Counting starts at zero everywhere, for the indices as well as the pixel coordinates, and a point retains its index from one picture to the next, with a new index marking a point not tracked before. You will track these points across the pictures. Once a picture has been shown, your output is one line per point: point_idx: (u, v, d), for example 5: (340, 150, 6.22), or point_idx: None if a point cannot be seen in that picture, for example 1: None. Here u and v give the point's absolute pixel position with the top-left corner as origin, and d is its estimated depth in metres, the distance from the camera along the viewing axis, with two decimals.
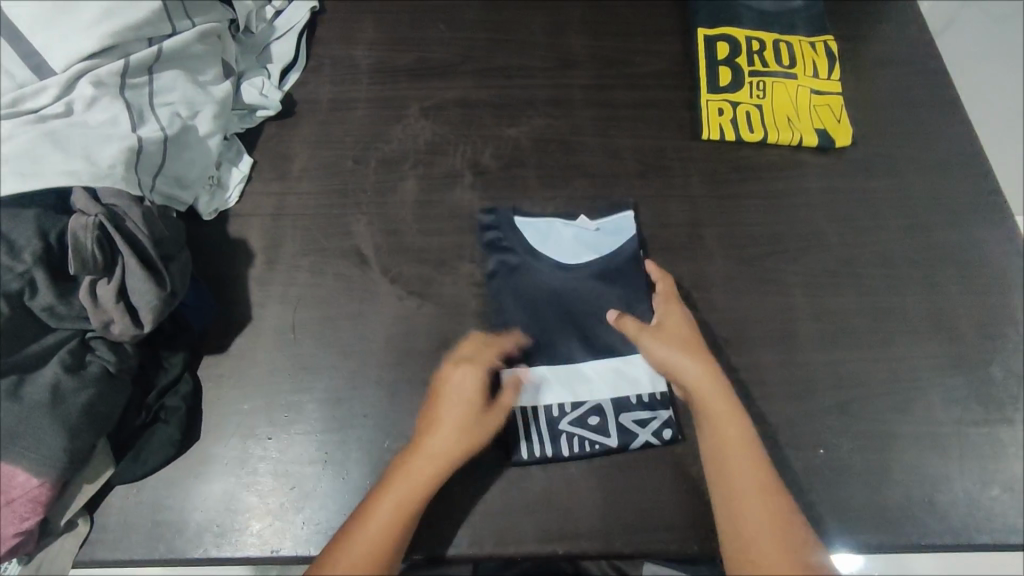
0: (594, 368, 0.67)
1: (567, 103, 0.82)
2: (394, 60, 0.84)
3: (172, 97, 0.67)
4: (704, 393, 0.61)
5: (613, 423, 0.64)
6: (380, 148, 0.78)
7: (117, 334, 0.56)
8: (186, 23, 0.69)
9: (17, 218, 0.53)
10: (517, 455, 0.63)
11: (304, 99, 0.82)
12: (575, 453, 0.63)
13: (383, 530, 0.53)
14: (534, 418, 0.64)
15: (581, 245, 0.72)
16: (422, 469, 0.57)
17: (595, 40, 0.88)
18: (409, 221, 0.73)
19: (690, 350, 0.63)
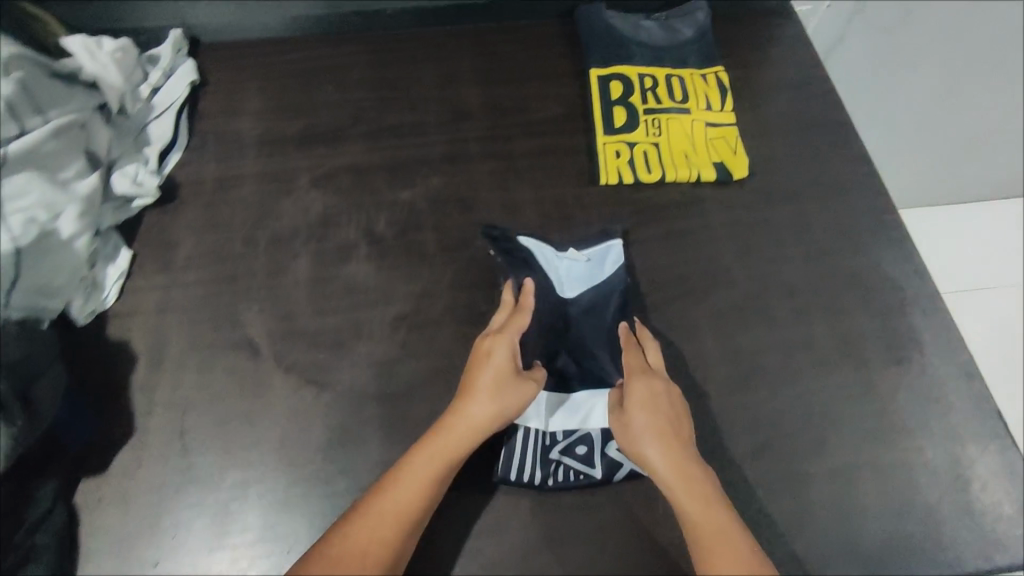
0: (584, 398, 0.68)
1: (464, 159, 0.80)
2: (282, 130, 0.81)
3: (26, 202, 0.62)
4: (671, 475, 0.57)
5: (600, 456, 0.65)
6: (269, 227, 0.75)
7: None
8: (37, 119, 0.65)
9: None
10: (504, 478, 0.63)
11: (186, 181, 0.78)
12: (559, 483, 0.64)
13: (406, 503, 0.55)
14: (521, 443, 0.65)
15: (568, 276, 0.74)
16: (456, 446, 0.58)
17: (490, 89, 0.86)
18: (302, 303, 0.70)
19: (653, 433, 0.59)
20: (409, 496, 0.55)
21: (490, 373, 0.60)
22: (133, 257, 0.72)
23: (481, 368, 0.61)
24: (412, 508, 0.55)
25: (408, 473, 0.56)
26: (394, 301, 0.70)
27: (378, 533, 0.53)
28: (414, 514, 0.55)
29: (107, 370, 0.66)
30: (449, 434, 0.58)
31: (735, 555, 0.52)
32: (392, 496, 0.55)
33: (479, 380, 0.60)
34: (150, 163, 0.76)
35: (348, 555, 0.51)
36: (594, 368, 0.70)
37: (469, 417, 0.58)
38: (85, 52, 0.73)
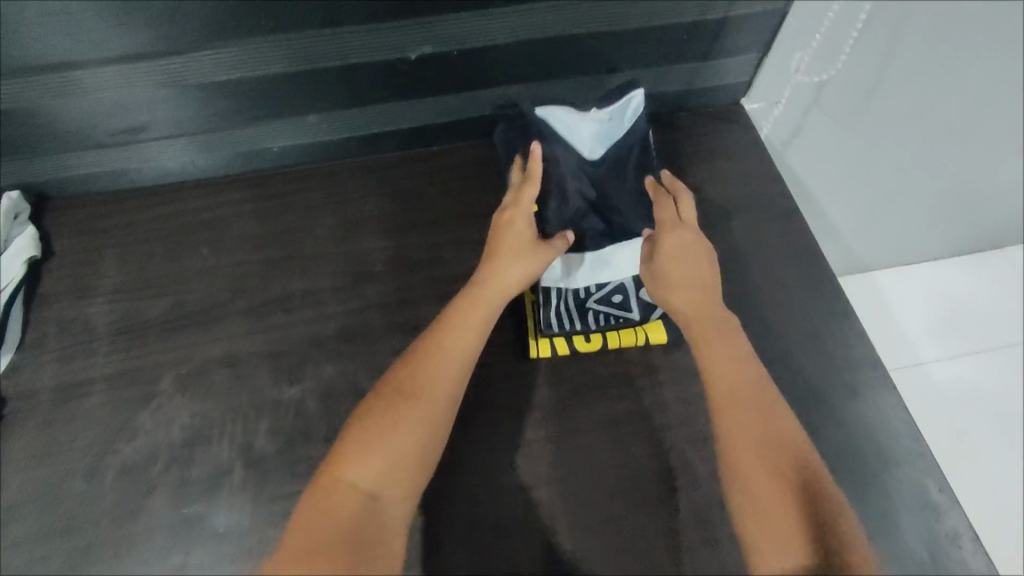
0: (613, 249, 0.69)
1: (366, 336, 0.67)
2: (144, 313, 0.67)
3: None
4: (703, 339, 0.58)
5: (635, 299, 0.68)
6: (122, 450, 0.61)
7: None
8: None
9: None
10: (545, 327, 0.67)
11: (19, 391, 0.63)
12: (599, 327, 0.68)
13: (432, 376, 0.54)
14: (562, 299, 0.67)
15: (592, 138, 0.71)
16: (482, 308, 0.59)
17: (398, 238, 0.73)
18: (160, 558, 0.56)
19: (680, 284, 0.60)
20: (435, 385, 0.54)
21: (509, 238, 0.62)
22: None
23: (501, 237, 0.63)
24: (440, 402, 0.54)
25: (437, 338, 0.57)
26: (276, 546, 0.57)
27: (409, 409, 0.52)
28: (441, 401, 0.54)
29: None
30: (478, 295, 0.59)
31: (761, 441, 0.52)
32: (418, 376, 0.54)
33: (502, 244, 0.62)
34: None
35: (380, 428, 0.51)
36: (623, 222, 0.70)
37: (497, 285, 0.60)
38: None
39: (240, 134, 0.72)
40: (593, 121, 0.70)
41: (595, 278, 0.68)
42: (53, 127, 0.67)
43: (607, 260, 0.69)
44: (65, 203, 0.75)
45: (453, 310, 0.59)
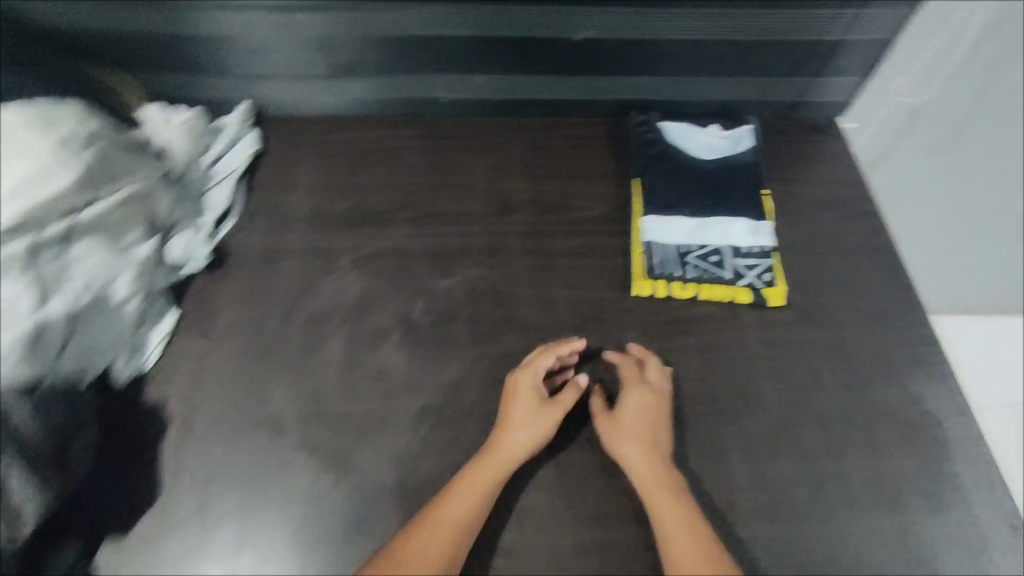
0: (711, 221, 0.83)
1: (504, 253, 0.82)
2: (331, 209, 0.85)
3: (89, 264, 0.67)
4: (647, 490, 0.64)
5: (729, 262, 0.80)
6: (308, 303, 0.76)
7: None
8: (106, 189, 0.69)
9: None
10: (650, 270, 0.80)
11: (236, 248, 0.81)
12: (696, 277, 0.79)
13: (442, 539, 0.59)
14: (665, 251, 0.81)
15: (706, 146, 0.90)
16: (497, 472, 0.63)
17: (535, 184, 0.88)
18: (331, 383, 0.71)
19: (639, 440, 0.66)
20: (444, 533, 0.60)
21: (525, 405, 0.67)
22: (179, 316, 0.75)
23: (519, 399, 0.67)
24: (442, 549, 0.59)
25: (458, 491, 0.62)
26: (422, 393, 0.70)
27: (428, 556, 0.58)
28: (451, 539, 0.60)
29: (141, 437, 0.68)
30: (496, 452, 0.65)
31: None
32: (435, 529, 0.60)
33: (517, 412, 0.67)
34: (204, 230, 0.80)
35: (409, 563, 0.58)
36: (725, 203, 0.85)
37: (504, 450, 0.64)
38: (157, 124, 0.83)
39: (406, 79, 0.89)
40: (707, 133, 0.91)
41: (695, 240, 0.82)
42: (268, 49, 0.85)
43: (706, 226, 0.83)
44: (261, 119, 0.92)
45: (467, 473, 0.63)
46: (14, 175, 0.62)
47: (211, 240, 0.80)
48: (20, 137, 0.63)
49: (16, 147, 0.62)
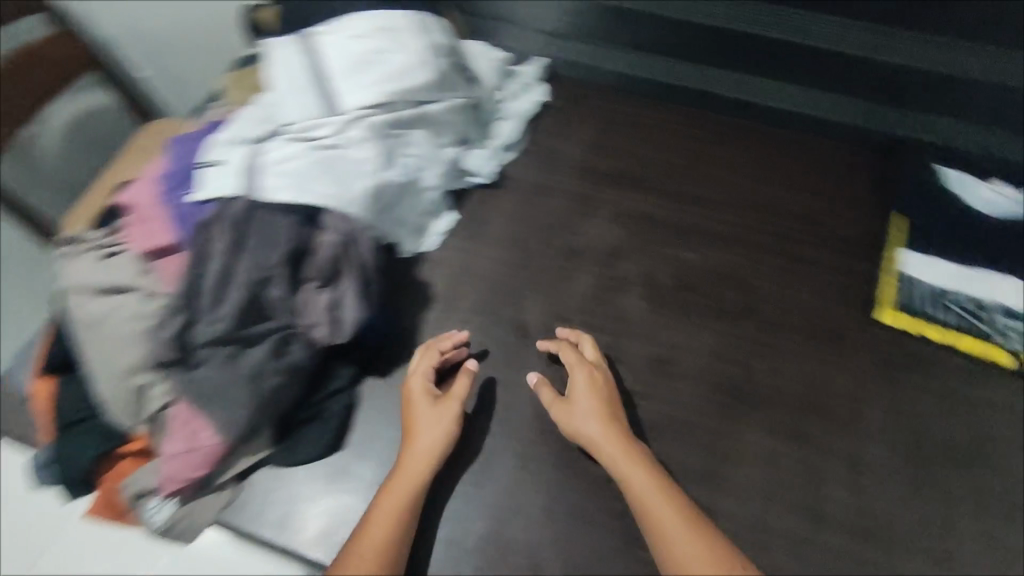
0: (978, 274, 0.79)
1: (752, 245, 0.84)
2: (598, 165, 0.92)
3: (417, 152, 0.76)
4: (627, 481, 0.61)
5: (992, 318, 0.76)
6: (567, 238, 0.84)
7: (317, 337, 0.62)
8: (447, 92, 0.78)
9: (279, 217, 0.61)
10: (898, 301, 0.78)
11: (513, 176, 0.90)
12: (949, 322, 0.76)
13: (388, 519, 0.58)
14: (919, 289, 0.79)
15: (987, 200, 0.84)
16: (416, 467, 0.61)
17: (796, 193, 0.89)
18: (576, 310, 0.77)
19: (594, 417, 0.64)
20: (390, 516, 0.58)
21: (420, 407, 0.65)
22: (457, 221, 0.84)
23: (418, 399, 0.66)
24: (398, 533, 0.58)
25: (393, 484, 0.60)
26: (654, 343, 0.76)
27: (377, 541, 0.57)
28: (404, 524, 0.58)
29: (408, 303, 0.77)
30: (414, 451, 0.62)
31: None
32: (379, 516, 0.58)
33: (425, 418, 0.64)
34: (491, 152, 0.90)
35: (360, 554, 0.56)
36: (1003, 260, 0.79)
37: (419, 449, 0.62)
38: (475, 55, 0.92)
39: (700, 70, 0.97)
40: (991, 188, 0.85)
41: (959, 288, 0.78)
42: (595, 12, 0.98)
43: (971, 278, 0.79)
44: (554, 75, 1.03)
45: (400, 467, 0.61)
46: (395, 61, 0.73)
47: (495, 163, 0.89)
48: (405, 35, 0.74)
49: (402, 40, 0.74)
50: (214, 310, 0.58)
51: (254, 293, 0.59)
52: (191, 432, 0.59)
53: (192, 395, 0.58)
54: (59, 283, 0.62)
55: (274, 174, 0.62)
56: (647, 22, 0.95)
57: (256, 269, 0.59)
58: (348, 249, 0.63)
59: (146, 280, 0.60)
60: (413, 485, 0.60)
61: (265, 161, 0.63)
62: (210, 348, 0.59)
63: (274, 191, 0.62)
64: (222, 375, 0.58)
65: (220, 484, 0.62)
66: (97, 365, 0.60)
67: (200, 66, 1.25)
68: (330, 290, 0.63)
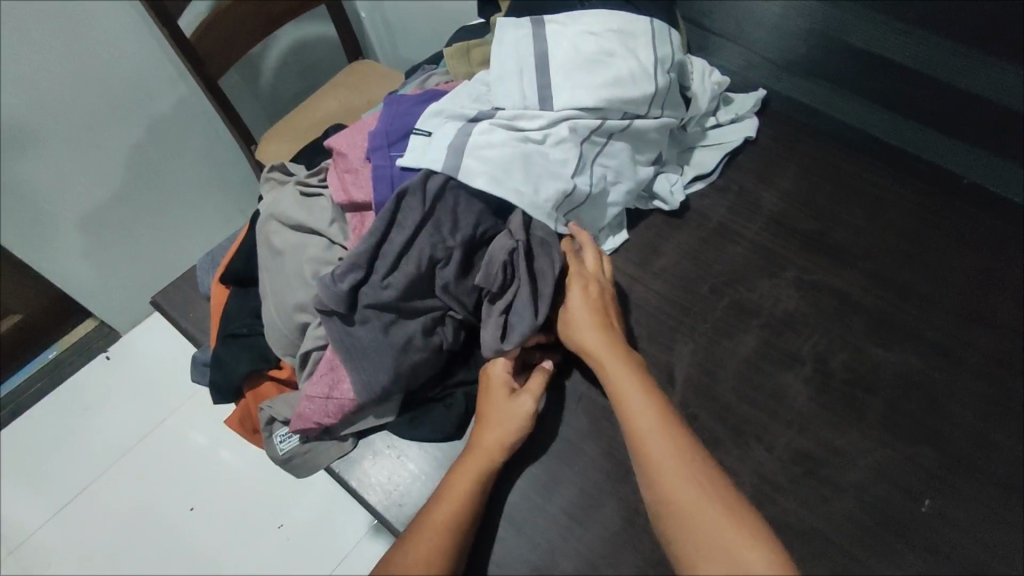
0: None
1: (955, 361, 0.72)
2: (794, 221, 0.83)
3: (612, 163, 0.72)
4: (633, 418, 0.59)
5: None
6: (740, 291, 0.77)
7: (487, 341, 0.62)
8: (658, 111, 0.74)
9: (470, 202, 0.62)
10: None
11: (697, 210, 0.84)
12: None
13: (452, 510, 0.57)
14: None
15: None
16: (488, 454, 0.60)
17: (1021, 311, 0.75)
18: (729, 373, 0.71)
19: (581, 325, 0.64)
20: (458, 490, 0.58)
21: (497, 396, 0.63)
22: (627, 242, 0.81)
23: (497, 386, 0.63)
24: (466, 509, 0.57)
25: (465, 467, 0.59)
26: (809, 437, 0.67)
27: (442, 515, 0.56)
28: (468, 502, 0.57)
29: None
30: (484, 433, 0.61)
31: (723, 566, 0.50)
32: (445, 490, 0.58)
33: (502, 407, 0.62)
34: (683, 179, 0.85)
35: (426, 529, 0.55)
36: None
37: (489, 441, 0.60)
38: (697, 73, 0.86)
39: (936, 140, 0.84)
40: None
41: None
42: (845, 55, 0.86)
43: None
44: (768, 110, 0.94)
45: (473, 448, 0.60)
46: (618, 67, 0.69)
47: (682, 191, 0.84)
48: (635, 46, 0.71)
49: (630, 49, 0.70)
50: (385, 278, 0.59)
51: (426, 271, 0.60)
52: (333, 379, 0.61)
53: (344, 348, 0.60)
54: (262, 209, 0.66)
55: (479, 159, 0.62)
56: (907, 76, 0.82)
57: (434, 248, 0.60)
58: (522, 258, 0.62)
59: (336, 229, 0.63)
60: (476, 475, 0.59)
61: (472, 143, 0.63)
62: (372, 311, 0.59)
63: (474, 175, 0.61)
64: (375, 339, 0.59)
65: (342, 435, 0.65)
66: (271, 293, 0.63)
67: (411, 21, 1.28)
68: (504, 298, 0.63)
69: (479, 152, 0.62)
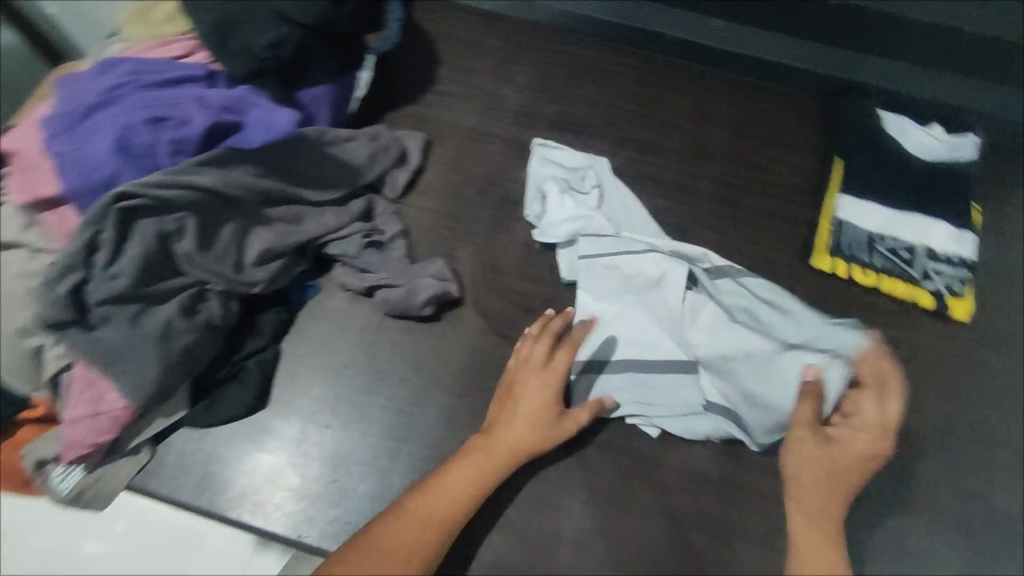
0: (914, 219, 0.79)
1: (692, 193, 0.82)
2: (539, 109, 0.87)
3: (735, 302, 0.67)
4: (798, 466, 0.59)
5: (920, 262, 0.77)
6: (503, 185, 0.81)
7: (249, 277, 0.61)
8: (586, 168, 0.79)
9: (221, 172, 0.60)
10: (835, 246, 0.78)
11: (446, 121, 0.85)
12: (882, 267, 0.77)
13: (438, 521, 0.56)
14: (855, 230, 0.79)
15: (923, 146, 0.84)
16: (500, 457, 0.59)
17: (734, 134, 0.87)
18: (510, 260, 0.75)
19: (830, 458, 0.59)
20: (464, 489, 0.58)
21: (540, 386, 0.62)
22: (415, 169, 0.79)
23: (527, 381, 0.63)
24: (466, 497, 0.57)
25: (467, 465, 0.59)
26: None
27: (421, 526, 0.56)
28: (472, 489, 0.58)
29: (377, 253, 0.71)
30: (503, 436, 0.60)
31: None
32: (444, 483, 0.58)
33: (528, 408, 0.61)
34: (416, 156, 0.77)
35: (399, 535, 0.55)
36: (937, 203, 0.80)
37: (503, 443, 0.60)
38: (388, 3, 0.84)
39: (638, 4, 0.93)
40: (927, 133, 0.84)
41: (893, 232, 0.79)
42: None
43: (914, 215, 0.79)
44: (492, 8, 0.95)
45: (481, 452, 0.59)
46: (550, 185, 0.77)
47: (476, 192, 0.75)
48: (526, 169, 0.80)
49: (548, 166, 0.79)
50: (110, 266, 0.54)
51: (157, 248, 0.56)
52: (92, 394, 0.55)
53: (95, 357, 0.55)
54: None
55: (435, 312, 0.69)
56: None
57: (161, 221, 0.56)
58: (321, 243, 0.69)
59: (34, 235, 0.56)
60: (467, 483, 0.58)
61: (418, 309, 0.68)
62: (109, 307, 0.55)
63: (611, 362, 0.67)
64: (125, 336, 0.55)
65: (133, 448, 0.60)
66: None
67: None
68: (380, 276, 0.69)
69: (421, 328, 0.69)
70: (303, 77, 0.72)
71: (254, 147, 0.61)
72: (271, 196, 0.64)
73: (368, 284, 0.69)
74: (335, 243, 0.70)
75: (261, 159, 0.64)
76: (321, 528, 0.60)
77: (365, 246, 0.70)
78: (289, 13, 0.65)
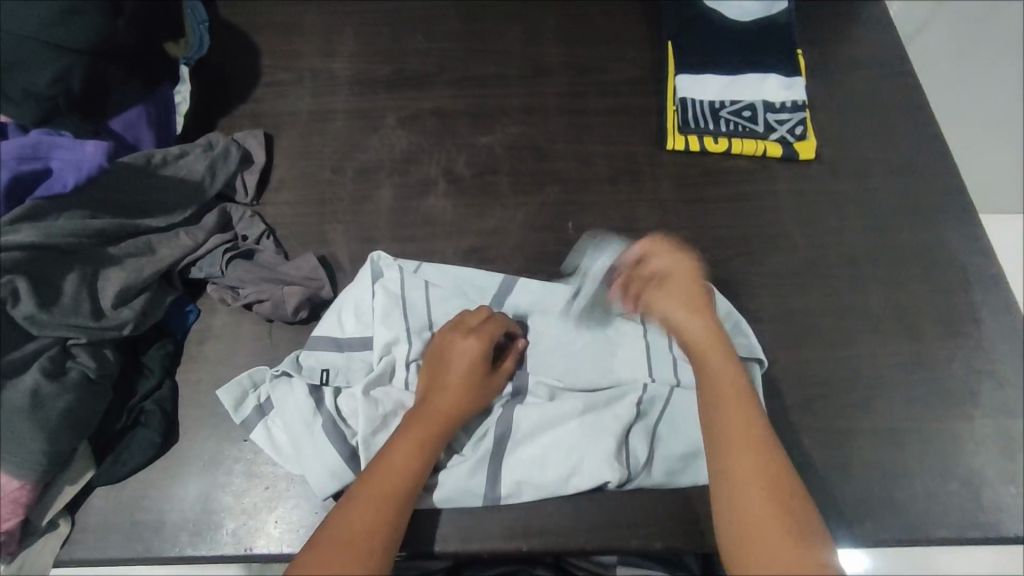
0: (746, 79, 0.83)
1: (540, 111, 0.83)
2: (372, 74, 0.86)
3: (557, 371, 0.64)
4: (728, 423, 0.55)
5: (762, 116, 0.81)
6: (356, 158, 0.80)
7: (116, 320, 0.60)
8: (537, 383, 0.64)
9: (37, 224, 0.57)
10: (685, 124, 0.81)
11: (284, 111, 0.83)
12: (730, 130, 0.80)
13: (379, 496, 0.53)
14: (700, 104, 0.82)
15: (738, 9, 0.87)
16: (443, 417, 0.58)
17: (569, 47, 0.88)
18: (383, 228, 0.75)
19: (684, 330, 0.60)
20: (402, 465, 0.55)
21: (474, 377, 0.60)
22: (262, 168, 0.77)
23: (453, 362, 0.60)
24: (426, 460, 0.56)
25: (410, 424, 0.57)
26: (467, 235, 0.76)
27: (362, 507, 0.52)
28: (386, 521, 0.52)
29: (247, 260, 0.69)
30: (434, 408, 0.58)
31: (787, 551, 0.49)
32: (345, 517, 0.52)
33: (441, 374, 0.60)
34: (226, 169, 0.73)
35: (347, 529, 0.51)
36: (761, 58, 0.84)
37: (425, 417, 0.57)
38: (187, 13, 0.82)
39: None
40: None
41: (731, 96, 0.82)
42: None
43: (745, 75, 0.83)
44: None
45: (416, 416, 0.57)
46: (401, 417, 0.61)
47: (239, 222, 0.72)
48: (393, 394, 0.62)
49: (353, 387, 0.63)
50: None
51: None
52: None
53: None
54: None
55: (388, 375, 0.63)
56: None
57: None
58: (180, 267, 0.67)
59: None
60: (407, 461, 0.55)
61: (270, 408, 0.62)
62: None
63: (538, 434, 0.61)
64: None
65: (49, 522, 0.58)
66: None
67: None
68: (246, 294, 0.67)
69: (266, 426, 0.62)
70: (109, 104, 0.68)
71: (68, 189, 0.59)
72: (106, 234, 0.62)
73: (242, 300, 0.67)
74: (197, 264, 0.68)
75: (83, 202, 0.62)
76: (260, 533, 0.59)
77: (229, 257, 0.68)
78: (61, 42, 0.61)
